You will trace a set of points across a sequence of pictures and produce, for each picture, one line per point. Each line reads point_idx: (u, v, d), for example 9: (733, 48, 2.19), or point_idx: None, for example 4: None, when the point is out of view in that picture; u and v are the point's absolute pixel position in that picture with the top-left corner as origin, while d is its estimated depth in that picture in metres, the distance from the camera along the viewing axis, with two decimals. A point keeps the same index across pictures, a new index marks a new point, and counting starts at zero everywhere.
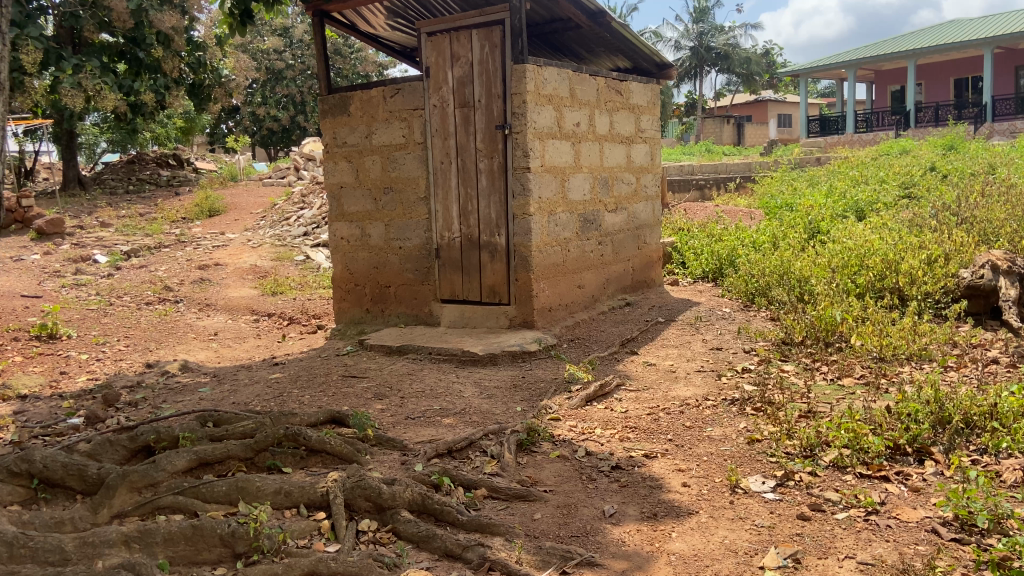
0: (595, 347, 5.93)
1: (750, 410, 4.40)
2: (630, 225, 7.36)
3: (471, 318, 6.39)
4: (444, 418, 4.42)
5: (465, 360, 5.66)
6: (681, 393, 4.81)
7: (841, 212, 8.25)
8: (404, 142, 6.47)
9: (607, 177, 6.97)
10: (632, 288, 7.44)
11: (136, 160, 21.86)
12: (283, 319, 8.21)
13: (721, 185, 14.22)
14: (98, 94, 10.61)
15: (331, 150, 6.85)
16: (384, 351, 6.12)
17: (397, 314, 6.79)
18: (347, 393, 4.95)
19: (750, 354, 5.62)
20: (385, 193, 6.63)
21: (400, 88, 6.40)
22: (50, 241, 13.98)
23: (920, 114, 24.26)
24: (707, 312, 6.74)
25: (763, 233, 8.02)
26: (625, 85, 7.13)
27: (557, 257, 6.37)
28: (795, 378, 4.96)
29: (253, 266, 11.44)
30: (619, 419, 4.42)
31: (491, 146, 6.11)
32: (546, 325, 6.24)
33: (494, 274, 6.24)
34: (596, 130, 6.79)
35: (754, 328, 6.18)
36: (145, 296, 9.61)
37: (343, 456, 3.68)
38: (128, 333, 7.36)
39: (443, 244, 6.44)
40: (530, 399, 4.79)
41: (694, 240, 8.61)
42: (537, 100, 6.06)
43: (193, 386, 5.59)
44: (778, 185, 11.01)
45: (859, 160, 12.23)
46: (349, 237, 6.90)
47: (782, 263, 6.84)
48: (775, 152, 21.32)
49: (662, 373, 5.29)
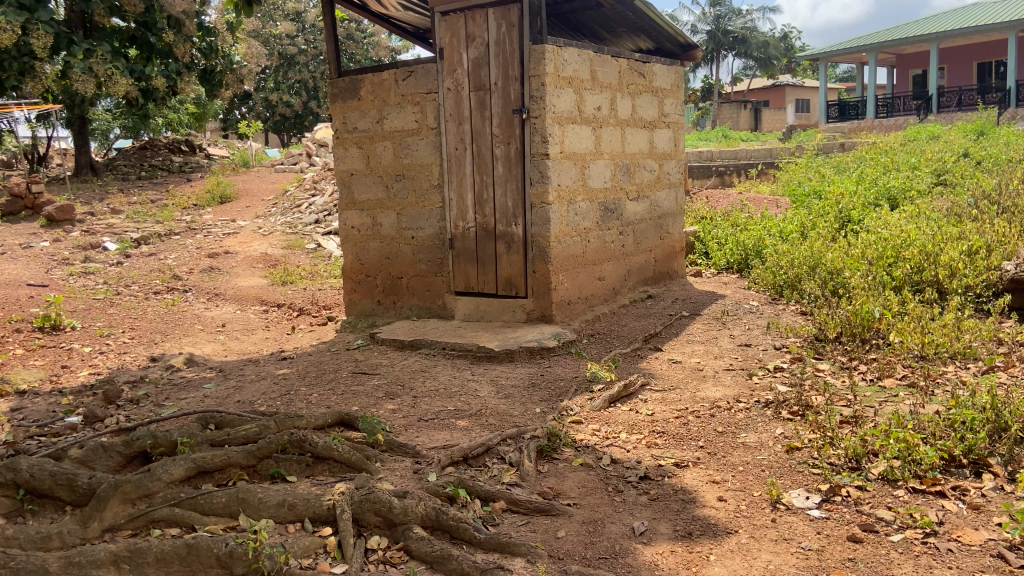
0: (617, 343, 5.66)
1: (785, 414, 4.12)
2: (653, 214, 7.06)
3: (486, 312, 6.13)
4: (459, 420, 4.17)
5: (481, 357, 5.40)
6: (711, 394, 4.54)
7: (873, 200, 7.91)
8: (417, 128, 6.21)
9: (629, 164, 6.66)
10: (654, 280, 7.15)
11: (148, 146, 21.71)
12: (293, 310, 7.98)
13: (743, 172, 13.85)
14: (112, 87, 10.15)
15: (341, 135, 6.61)
16: (396, 346, 5.87)
17: (410, 307, 6.54)
18: (357, 392, 4.71)
19: (782, 351, 5.33)
20: (398, 181, 6.38)
21: (413, 70, 6.14)
22: (60, 227, 13.84)
23: (942, 99, 23.68)
24: (733, 305, 6.45)
25: (791, 222, 7.69)
26: (648, 67, 6.81)
27: (577, 248, 6.08)
28: (832, 379, 4.67)
29: (264, 255, 11.22)
30: (645, 423, 4.15)
31: (508, 131, 5.81)
32: (565, 319, 5.96)
33: (510, 266, 5.96)
34: (618, 114, 6.48)
35: (784, 323, 5.88)
36: (153, 285, 9.43)
37: (351, 464, 3.41)
38: (134, 324, 7.16)
39: (457, 234, 6.17)
40: (550, 399, 4.53)
41: (718, 229, 8.30)
42: (557, 83, 5.77)
43: (197, 382, 5.36)
44: (804, 172, 10.65)
45: (887, 146, 11.83)
46: (360, 226, 6.65)
47: (813, 255, 6.52)
48: (796, 137, 20.85)
49: (689, 372, 5.01)
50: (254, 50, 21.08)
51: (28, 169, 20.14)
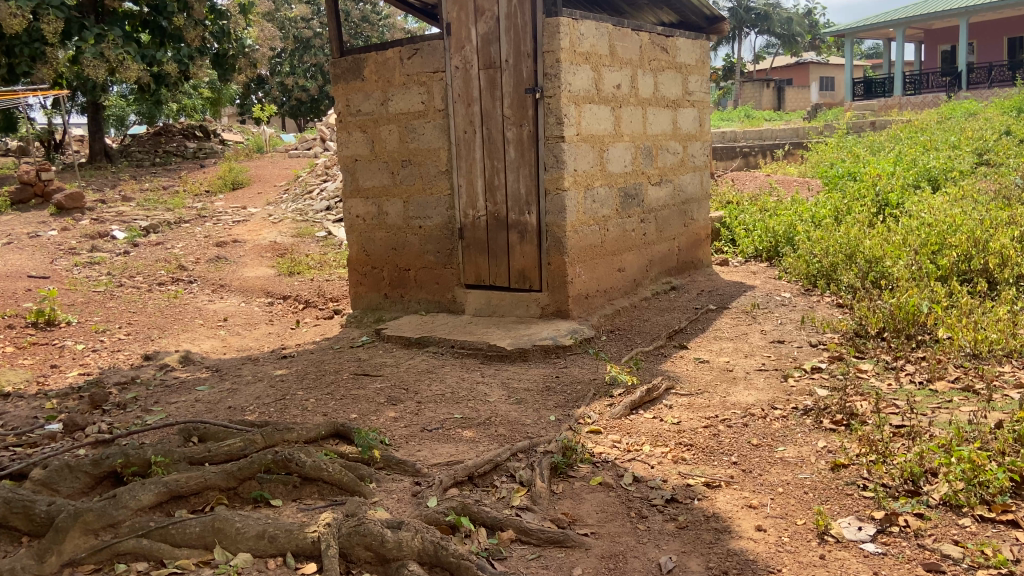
0: (638, 340, 5.25)
1: (828, 424, 3.71)
2: (676, 199, 6.62)
3: (498, 306, 5.75)
4: (465, 430, 3.81)
5: (492, 356, 5.04)
6: (742, 400, 4.13)
7: (913, 182, 7.41)
8: (423, 110, 5.83)
9: (651, 146, 6.22)
10: (678, 270, 6.73)
11: (162, 132, 21.41)
12: (299, 302, 7.66)
13: (768, 152, 13.32)
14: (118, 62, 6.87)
15: (345, 119, 6.27)
16: (402, 343, 5.51)
17: (418, 300, 6.18)
18: (357, 396, 4.35)
19: (819, 350, 4.90)
20: (404, 166, 6.01)
21: (419, 48, 5.75)
22: (70, 216, 13.61)
23: (971, 75, 22.87)
24: (763, 297, 6.01)
25: (824, 206, 7.22)
26: (672, 41, 6.36)
27: (595, 237, 5.67)
28: (876, 383, 4.25)
29: (272, 243, 10.90)
30: (670, 433, 3.76)
31: (520, 112, 5.40)
32: (583, 314, 5.56)
33: (524, 257, 5.57)
34: (639, 92, 6.04)
35: (819, 317, 5.45)
36: (157, 275, 9.15)
37: (343, 486, 3.06)
38: (132, 319, 6.85)
39: (466, 223, 5.79)
40: (566, 405, 4.15)
41: (745, 214, 7.84)
42: (573, 59, 5.33)
43: (191, 384, 5.03)
44: (836, 152, 10.13)
45: (922, 124, 11.26)
46: (365, 215, 6.31)
47: (850, 241, 6.07)
48: (821, 116, 20.23)
49: (718, 373, 4.59)
50: (267, 33, 20.81)
51: (42, 156, 19.99)
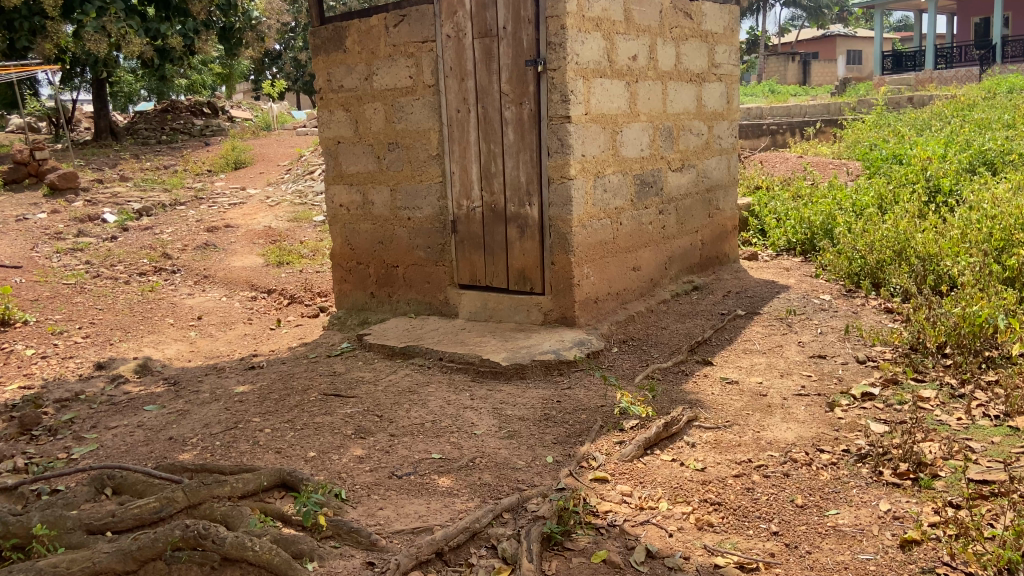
0: (655, 355, 4.53)
1: (890, 477, 3.00)
2: (700, 187, 5.86)
3: (496, 310, 5.05)
4: (441, 477, 3.12)
5: (485, 372, 4.35)
6: (780, 438, 3.42)
7: (968, 167, 6.58)
8: (411, 86, 5.11)
9: (671, 127, 5.46)
10: (701, 267, 5.98)
11: (169, 109, 20.65)
12: (283, 298, 7.01)
13: (798, 130, 12.43)
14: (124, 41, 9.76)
15: (326, 96, 5.57)
16: (385, 354, 4.84)
17: (407, 301, 5.50)
18: (320, 426, 3.67)
19: (869, 370, 4.15)
20: (390, 150, 5.31)
21: (405, 14, 5.02)
22: (62, 198, 13.01)
23: (1008, 48, 21.60)
24: (798, 301, 5.26)
25: (866, 192, 6.44)
26: (696, 6, 5.57)
27: (606, 233, 4.94)
28: (943, 418, 3.52)
29: (266, 228, 10.24)
30: (692, 484, 3.06)
31: (520, 87, 4.66)
32: (591, 322, 4.84)
33: (524, 255, 4.87)
34: (658, 65, 5.26)
35: (866, 326, 4.70)
36: (139, 265, 8.53)
37: (272, 569, 2.37)
38: (97, 317, 6.23)
39: (460, 215, 5.09)
40: (567, 442, 3.45)
41: (777, 201, 7.07)
42: (581, 26, 4.58)
43: (139, 403, 4.37)
44: (875, 131, 9.27)
45: (968, 99, 10.32)
46: (349, 204, 5.64)
47: (899, 235, 5.33)
48: (850, 92, 19.22)
49: (750, 400, 3.87)
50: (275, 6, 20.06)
51: (47, 133, 19.41)
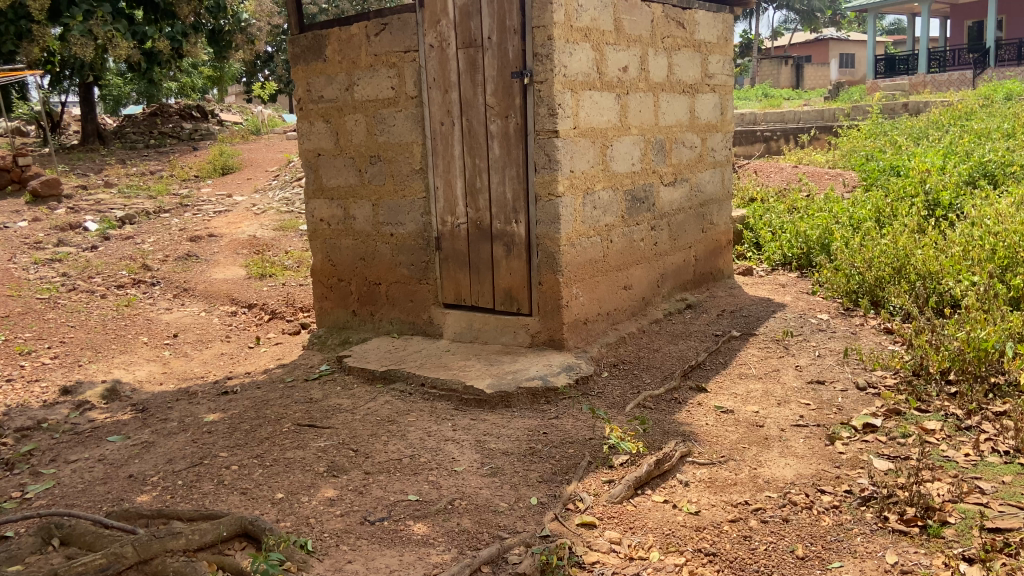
0: (647, 380, 4.33)
1: (897, 525, 2.81)
2: (694, 201, 5.67)
3: (481, 331, 4.84)
4: (416, 524, 2.91)
5: (468, 400, 4.14)
6: (779, 476, 3.22)
7: (968, 179, 6.41)
8: (394, 97, 4.90)
9: (663, 140, 5.27)
10: (694, 283, 5.79)
11: (158, 113, 20.37)
12: (264, 313, 6.79)
13: (792, 137, 12.28)
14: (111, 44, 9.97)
15: (306, 107, 5.36)
16: (365, 378, 4.62)
17: (390, 320, 5.29)
18: (292, 462, 3.46)
19: (870, 399, 3.96)
20: (372, 163, 5.10)
21: (387, 23, 4.81)
22: (45, 205, 12.73)
23: (1000, 52, 21.51)
24: (794, 321, 5.07)
25: (864, 205, 6.27)
26: (689, 15, 5.38)
27: (595, 251, 4.75)
28: (950, 453, 3.33)
29: (251, 238, 10.02)
30: (685, 530, 2.86)
31: (505, 100, 4.46)
32: (580, 345, 4.64)
33: (510, 274, 4.66)
34: (649, 76, 5.07)
35: (866, 349, 4.51)
36: (118, 277, 8.29)
37: None
38: (68, 336, 6.00)
39: (444, 232, 4.89)
40: (553, 480, 3.25)
41: (772, 213, 6.90)
42: (569, 37, 4.38)
43: (103, 433, 4.15)
44: (872, 140, 9.12)
45: (965, 106, 10.18)
46: (330, 219, 5.43)
47: (898, 252, 5.15)
48: (843, 97, 19.12)
49: (746, 431, 3.67)
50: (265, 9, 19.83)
51: (33, 137, 19.10)
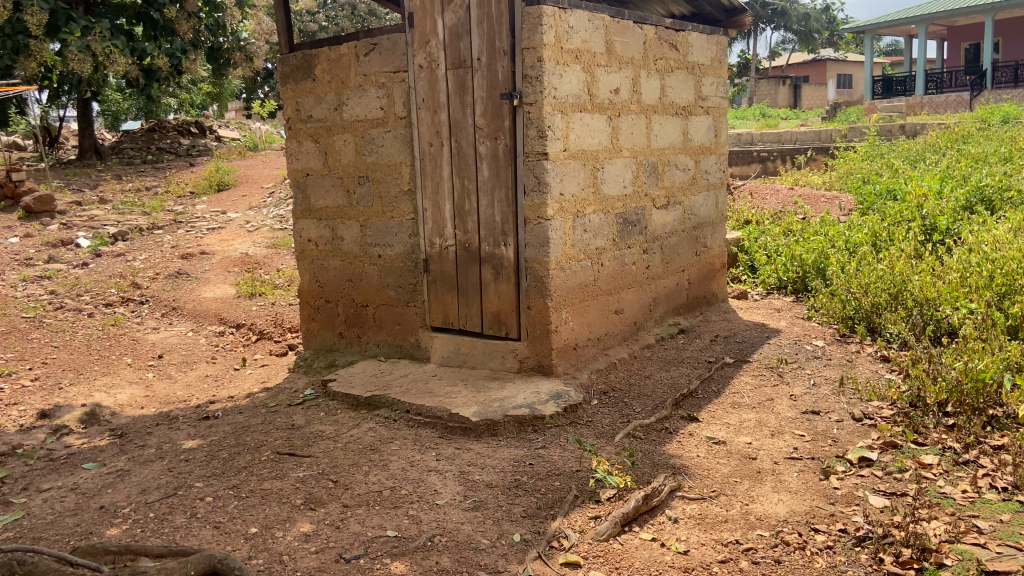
0: (637, 409, 4.23)
1: (892, 567, 2.71)
2: (687, 224, 5.59)
3: (469, 355, 4.74)
4: (394, 562, 2.80)
5: (454, 428, 4.03)
6: (771, 512, 3.11)
7: (965, 204, 6.35)
8: (382, 117, 4.83)
9: (656, 163, 5.20)
10: (687, 307, 5.70)
11: (156, 128, 20.34)
12: (251, 333, 6.69)
13: (789, 157, 12.24)
14: (109, 59, 9.70)
15: (295, 126, 5.29)
16: (349, 404, 4.51)
17: (377, 343, 5.19)
18: (268, 494, 3.35)
19: (865, 430, 3.86)
20: (360, 184, 5.02)
21: (376, 43, 4.75)
22: (38, 221, 12.63)
23: (997, 74, 21.57)
24: (789, 347, 4.98)
25: (860, 229, 6.21)
26: (682, 37, 5.33)
27: (586, 275, 4.66)
28: (947, 490, 3.23)
29: (243, 255, 9.93)
30: (674, 571, 2.75)
31: (494, 121, 4.39)
32: (570, 371, 4.54)
33: (499, 298, 4.57)
34: (642, 98, 5.01)
35: (862, 378, 4.42)
36: (106, 295, 8.18)
37: None
38: (50, 357, 5.88)
39: (432, 254, 4.80)
40: (538, 515, 3.14)
41: (768, 236, 6.83)
42: (559, 58, 4.32)
43: (77, 460, 4.03)
44: (868, 162, 9.07)
45: (963, 129, 10.14)
46: (318, 240, 5.34)
47: (895, 277, 5.07)
48: (841, 118, 19.16)
49: (738, 463, 3.57)
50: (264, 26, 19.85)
51: (30, 151, 19.03)
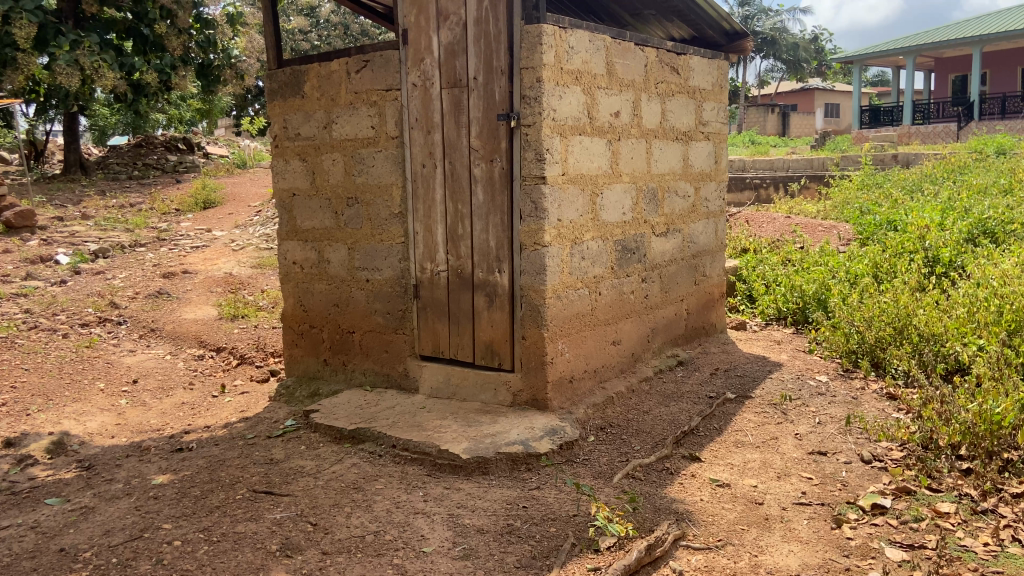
0: (636, 447, 4.02)
1: None
2: (686, 252, 5.42)
3: (460, 386, 4.52)
4: None
5: (443, 465, 3.80)
6: (782, 566, 2.90)
7: (968, 236, 6.22)
8: (373, 136, 4.64)
9: (656, 189, 5.04)
10: (686, 338, 5.52)
11: (143, 144, 20.10)
12: (231, 358, 6.44)
13: (782, 185, 12.19)
14: None
15: (282, 144, 5.10)
16: (332, 437, 4.28)
17: (363, 371, 4.97)
18: (241, 538, 3.11)
19: (876, 474, 3.66)
20: (349, 205, 4.82)
21: (368, 59, 4.58)
22: (17, 235, 12.32)
23: (985, 105, 21.74)
24: (792, 383, 4.79)
25: (860, 260, 6.07)
26: (683, 60, 5.19)
27: (582, 304, 4.47)
28: (968, 542, 3.03)
29: (227, 275, 9.69)
30: None
31: (490, 143, 4.21)
32: (564, 405, 4.33)
33: (491, 327, 4.37)
34: (642, 122, 4.85)
35: (869, 417, 4.24)
36: (83, 314, 7.90)
37: None
38: (18, 381, 5.60)
39: (423, 280, 4.59)
40: (532, 566, 2.92)
41: (766, 265, 6.68)
42: (558, 79, 4.15)
43: (40, 495, 3.77)
44: (865, 192, 8.97)
45: (959, 160, 10.09)
46: (303, 262, 5.13)
47: (900, 311, 4.91)
48: (830, 145, 19.22)
49: (744, 509, 3.36)
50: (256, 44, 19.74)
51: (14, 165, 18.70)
